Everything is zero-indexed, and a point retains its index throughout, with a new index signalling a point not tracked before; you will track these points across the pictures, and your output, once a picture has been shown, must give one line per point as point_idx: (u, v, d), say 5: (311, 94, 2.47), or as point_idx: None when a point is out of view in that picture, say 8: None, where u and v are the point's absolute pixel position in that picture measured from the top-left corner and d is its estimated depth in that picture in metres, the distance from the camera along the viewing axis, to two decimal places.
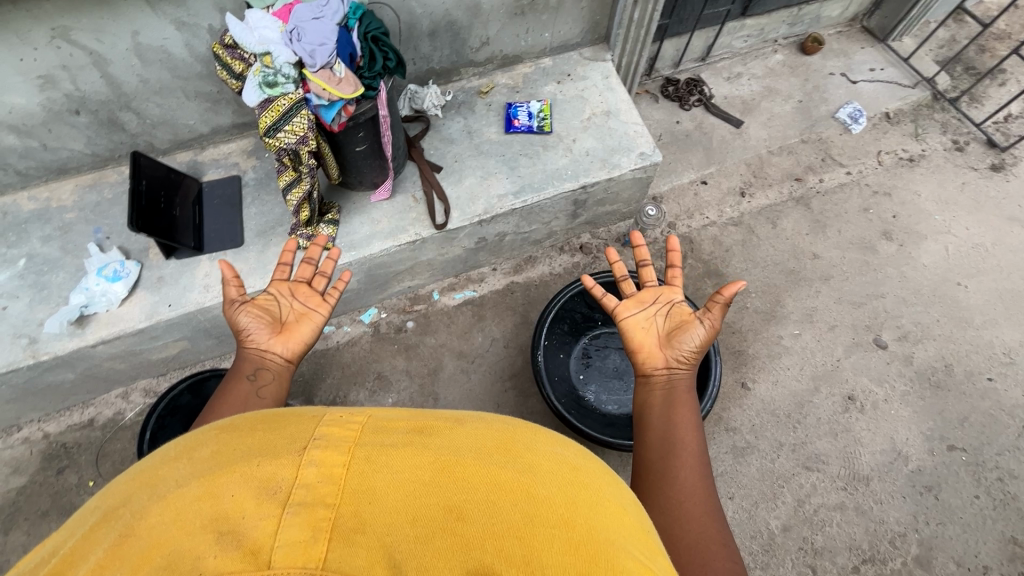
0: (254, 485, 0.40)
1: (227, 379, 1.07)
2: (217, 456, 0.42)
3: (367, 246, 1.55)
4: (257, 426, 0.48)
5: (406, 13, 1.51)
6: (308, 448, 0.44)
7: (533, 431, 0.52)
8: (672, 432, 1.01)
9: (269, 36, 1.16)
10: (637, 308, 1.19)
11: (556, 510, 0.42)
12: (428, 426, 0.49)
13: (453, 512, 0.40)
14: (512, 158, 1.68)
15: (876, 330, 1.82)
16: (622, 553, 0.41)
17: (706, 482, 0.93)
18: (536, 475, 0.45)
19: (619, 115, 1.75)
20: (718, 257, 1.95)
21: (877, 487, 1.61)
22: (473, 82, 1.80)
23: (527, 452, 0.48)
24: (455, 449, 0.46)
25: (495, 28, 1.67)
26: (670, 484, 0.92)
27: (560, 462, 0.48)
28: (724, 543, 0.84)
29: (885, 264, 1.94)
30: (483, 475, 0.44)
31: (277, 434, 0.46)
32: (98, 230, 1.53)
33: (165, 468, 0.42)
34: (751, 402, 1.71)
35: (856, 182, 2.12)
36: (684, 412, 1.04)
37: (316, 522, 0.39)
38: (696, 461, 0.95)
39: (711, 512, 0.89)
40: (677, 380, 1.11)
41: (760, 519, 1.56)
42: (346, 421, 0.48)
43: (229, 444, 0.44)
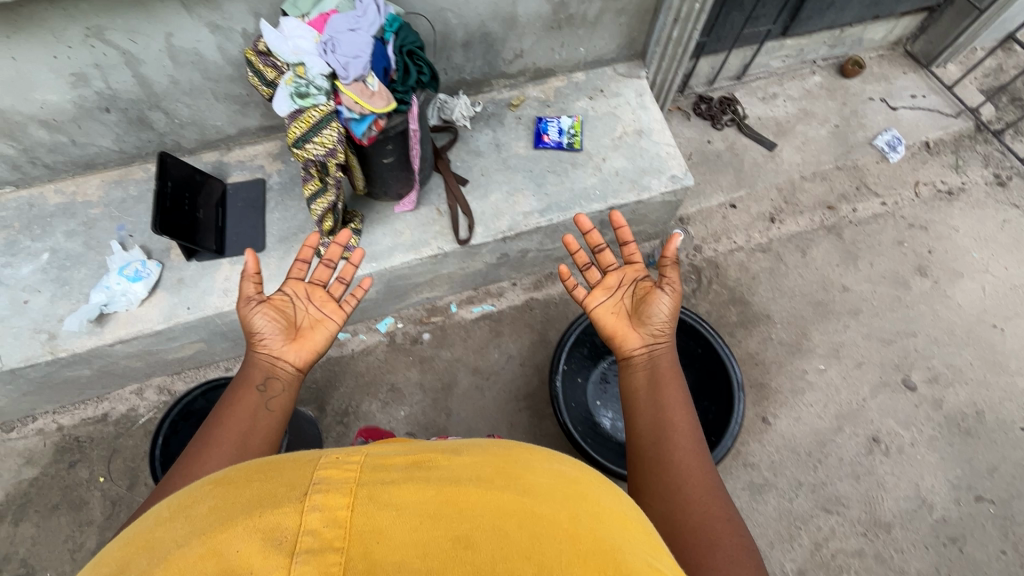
0: (258, 536, 0.39)
1: (233, 386, 1.02)
2: (214, 513, 0.41)
3: (389, 259, 1.53)
4: (250, 478, 0.46)
5: (441, 24, 1.48)
6: (308, 493, 0.42)
7: (526, 456, 0.54)
8: (662, 415, 0.97)
9: (304, 45, 1.15)
10: (605, 295, 1.16)
11: (560, 526, 0.44)
12: (425, 461, 0.50)
13: (461, 541, 0.40)
14: (540, 174, 1.65)
15: (906, 370, 1.76)
16: (625, 554, 0.44)
17: (705, 465, 0.90)
18: (534, 496, 0.47)
19: (652, 135, 1.71)
20: (745, 284, 1.90)
21: (898, 535, 1.56)
22: (505, 93, 1.76)
23: (524, 473, 0.50)
24: (456, 479, 0.47)
25: (531, 41, 1.63)
26: (672, 472, 0.88)
27: (552, 483, 0.50)
28: (733, 522, 0.82)
29: (918, 301, 1.87)
30: (487, 502, 0.45)
31: (274, 483, 0.45)
32: (123, 227, 1.53)
33: (163, 529, 0.41)
34: (772, 438, 1.66)
35: (891, 213, 2.05)
36: (678, 399, 1.01)
37: (327, 567, 0.36)
38: (692, 446, 0.93)
39: (713, 490, 0.86)
40: (659, 357, 1.08)
41: (775, 561, 1.52)
42: (344, 462, 0.47)
43: (227, 498, 0.43)
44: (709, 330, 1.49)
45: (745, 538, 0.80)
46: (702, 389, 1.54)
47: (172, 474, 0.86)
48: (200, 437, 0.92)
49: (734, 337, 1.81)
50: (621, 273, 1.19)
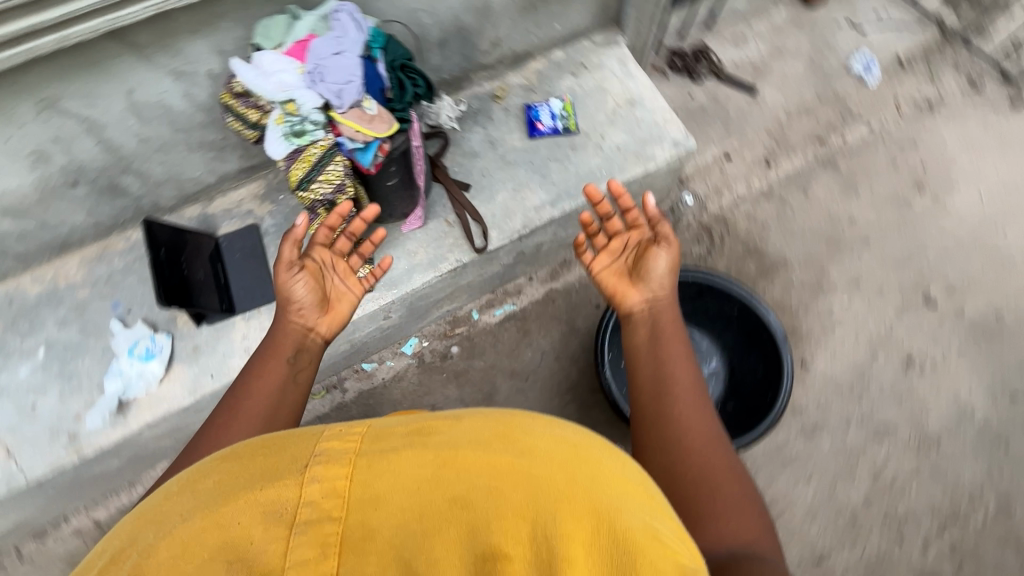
0: (259, 509, 0.49)
1: (263, 352, 0.98)
2: (218, 488, 0.51)
3: (409, 282, 1.48)
4: (257, 452, 0.57)
5: (415, 26, 1.38)
6: (310, 466, 0.52)
7: (530, 420, 0.59)
8: (664, 369, 0.93)
9: (288, 79, 1.05)
10: (609, 259, 1.14)
11: (560, 488, 0.49)
12: (426, 431, 0.58)
13: (456, 501, 0.48)
14: (542, 164, 1.59)
15: (924, 288, 1.81)
16: (621, 515, 0.48)
17: (703, 413, 0.89)
18: (531, 457, 0.52)
19: (644, 102, 1.67)
20: (756, 234, 1.90)
21: (948, 446, 1.62)
22: (487, 86, 1.68)
23: (524, 437, 0.56)
24: (453, 443, 0.54)
25: (507, 27, 1.55)
26: (670, 425, 0.87)
27: (552, 441, 0.55)
28: (734, 470, 0.83)
29: (922, 218, 1.91)
30: (479, 461, 0.52)
31: (280, 457, 0.55)
32: (117, 303, 1.42)
33: (170, 504, 0.51)
34: (813, 380, 1.69)
35: (879, 136, 2.07)
36: (678, 349, 0.97)
37: (323, 539, 0.47)
38: (695, 398, 0.90)
39: (710, 440, 0.85)
40: (664, 310, 1.04)
41: (841, 497, 1.57)
42: (346, 435, 0.57)
43: (232, 473, 0.53)
44: (743, 289, 1.46)
45: (741, 487, 0.82)
46: (746, 349, 1.54)
47: (207, 433, 0.87)
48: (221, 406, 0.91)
49: (758, 288, 1.82)
50: (626, 236, 1.15)
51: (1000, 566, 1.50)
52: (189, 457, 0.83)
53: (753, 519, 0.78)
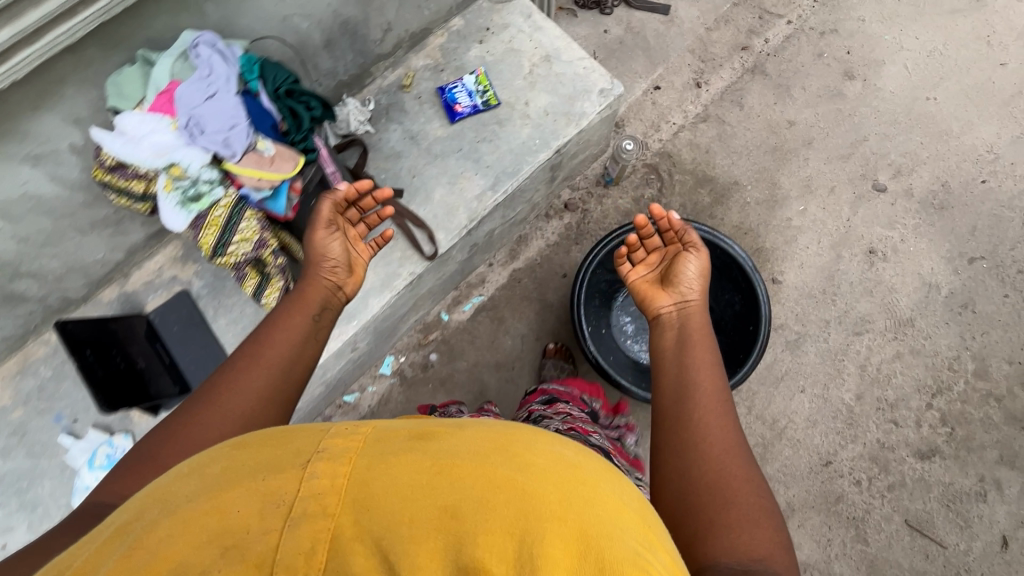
0: (261, 498, 0.44)
1: (290, 298, 0.92)
2: (224, 475, 0.48)
3: (366, 309, 1.39)
4: (266, 441, 0.53)
5: (292, 33, 1.23)
6: (312, 460, 0.47)
7: (531, 436, 0.54)
8: (689, 375, 0.87)
9: (162, 140, 0.92)
10: (647, 271, 1.10)
11: (548, 507, 0.44)
12: (428, 435, 0.52)
13: (447, 511, 0.43)
14: (471, 148, 1.49)
15: (872, 176, 1.81)
16: (615, 544, 0.43)
17: (729, 423, 0.83)
18: (527, 472, 0.47)
19: (560, 55, 1.56)
20: (702, 162, 1.86)
21: (922, 324, 1.67)
22: (392, 77, 1.54)
23: (523, 452, 0.50)
24: (454, 451, 0.49)
25: (395, 7, 1.39)
26: (692, 428, 0.81)
27: (555, 463, 0.50)
28: (751, 483, 0.76)
29: (857, 105, 1.89)
30: (476, 472, 0.46)
31: (285, 448, 0.50)
32: (60, 415, 1.30)
33: (179, 487, 0.48)
34: (787, 293, 1.71)
35: (800, 30, 2.01)
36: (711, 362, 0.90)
37: (317, 534, 0.41)
38: (717, 402, 0.84)
39: (732, 454, 0.79)
40: (699, 317, 0.98)
41: (835, 398, 1.62)
42: (352, 432, 0.50)
43: (238, 461, 0.50)
44: (703, 227, 1.45)
45: (758, 502, 0.75)
46: (719, 286, 1.53)
47: (227, 371, 0.84)
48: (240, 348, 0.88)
49: (716, 217, 1.79)
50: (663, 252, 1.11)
51: (988, 423, 1.58)
52: (213, 399, 0.79)
53: (764, 541, 0.71)
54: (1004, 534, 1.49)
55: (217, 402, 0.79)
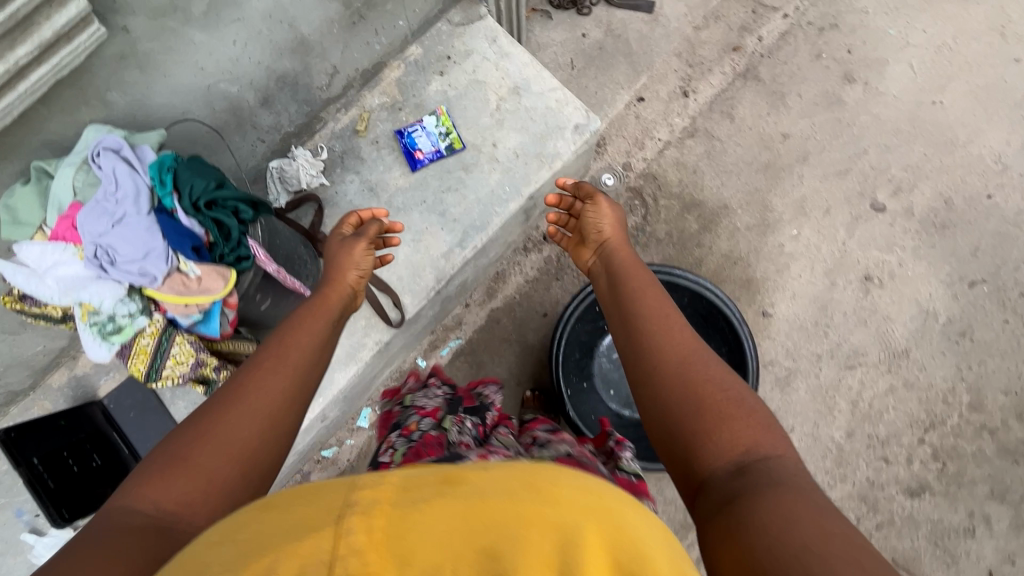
0: (297, 564, 0.36)
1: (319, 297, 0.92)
2: (255, 540, 0.39)
3: (331, 383, 1.31)
4: (285, 496, 0.43)
5: (220, 99, 1.08)
6: (340, 517, 0.38)
7: (555, 465, 0.45)
8: (632, 308, 0.92)
9: (68, 274, 0.81)
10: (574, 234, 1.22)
11: (587, 537, 0.37)
12: (456, 474, 0.43)
13: (487, 561, 0.36)
14: (436, 199, 1.37)
15: (871, 194, 1.70)
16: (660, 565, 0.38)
17: (684, 338, 0.83)
18: (564, 505, 0.39)
19: (530, 86, 1.41)
20: (690, 183, 1.73)
21: (917, 355, 1.61)
22: (345, 119, 1.40)
23: (558, 485, 0.41)
24: (485, 491, 0.40)
25: (340, 48, 1.23)
26: (651, 356, 0.81)
27: (586, 492, 0.42)
28: (720, 384, 0.75)
29: (857, 113, 1.75)
30: (514, 512, 0.38)
31: (306, 504, 0.40)
32: (21, 510, 1.25)
33: (209, 553, 0.39)
34: (778, 327, 1.63)
35: (797, 25, 1.83)
36: (650, 297, 0.93)
37: None
38: (668, 325, 0.86)
39: (691, 365, 0.78)
40: (625, 256, 1.07)
41: (825, 436, 1.57)
42: (371, 478, 0.41)
43: (262, 521, 0.40)
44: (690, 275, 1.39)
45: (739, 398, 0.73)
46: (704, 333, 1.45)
47: (251, 366, 0.75)
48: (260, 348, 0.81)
49: (704, 245, 1.69)
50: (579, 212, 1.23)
51: (980, 456, 1.55)
52: (236, 393, 0.70)
53: (754, 434, 0.68)
54: (990, 569, 1.49)
55: (239, 397, 0.70)
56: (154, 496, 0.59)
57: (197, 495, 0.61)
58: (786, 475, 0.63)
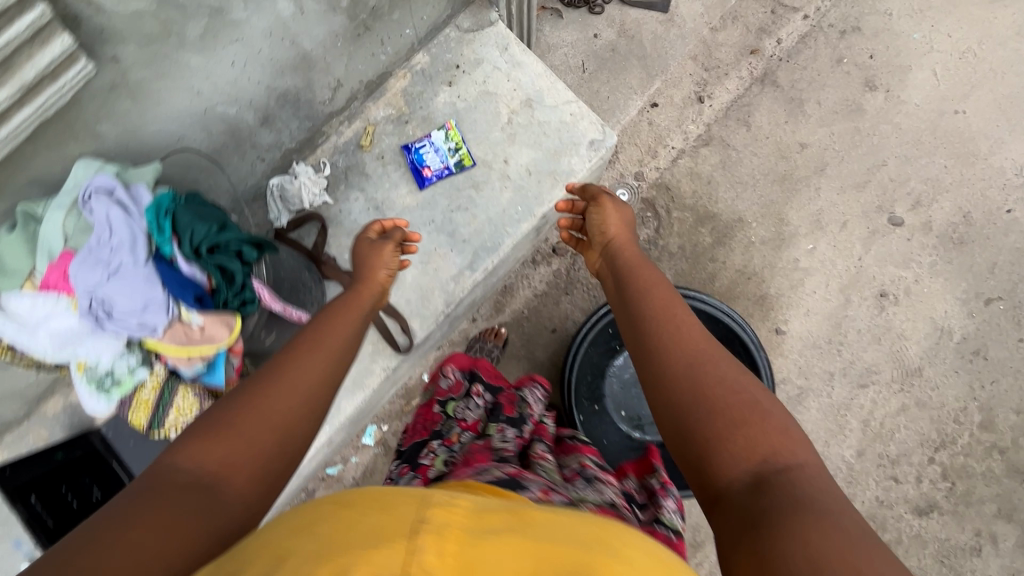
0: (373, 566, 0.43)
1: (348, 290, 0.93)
2: (339, 538, 0.47)
3: (339, 410, 1.27)
4: (369, 504, 0.52)
5: (218, 122, 1.01)
6: (417, 531, 0.47)
7: (622, 527, 0.55)
8: (640, 314, 0.92)
9: (61, 327, 0.76)
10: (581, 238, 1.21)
11: None
12: (529, 516, 0.54)
13: None
14: (445, 219, 1.31)
15: (889, 208, 1.65)
16: None
17: (694, 340, 0.83)
18: (628, 562, 0.48)
19: (544, 99, 1.34)
20: (704, 195, 1.68)
21: (930, 373, 1.59)
22: (349, 132, 1.33)
23: (620, 543, 0.51)
24: (556, 537, 0.50)
25: (344, 62, 1.16)
26: (660, 362, 0.81)
27: (647, 556, 0.51)
28: (733, 388, 0.75)
29: (877, 123, 1.69)
30: (580, 558, 0.47)
31: (387, 514, 0.49)
32: (20, 541, 1.22)
33: (294, 539, 0.47)
34: (791, 344, 1.60)
35: (817, 27, 1.76)
36: (657, 300, 0.93)
37: None
38: (678, 329, 0.86)
39: (702, 369, 0.78)
40: (630, 256, 1.07)
41: (835, 455, 1.56)
42: (451, 505, 0.51)
43: (346, 522, 0.49)
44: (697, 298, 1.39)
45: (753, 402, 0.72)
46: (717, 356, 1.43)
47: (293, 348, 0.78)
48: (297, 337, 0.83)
49: (718, 260, 1.64)
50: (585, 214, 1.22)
51: (989, 476, 1.55)
52: (282, 369, 0.73)
53: (771, 438, 0.68)
54: None
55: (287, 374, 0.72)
56: (200, 455, 0.61)
57: (240, 459, 0.63)
58: (806, 484, 0.63)
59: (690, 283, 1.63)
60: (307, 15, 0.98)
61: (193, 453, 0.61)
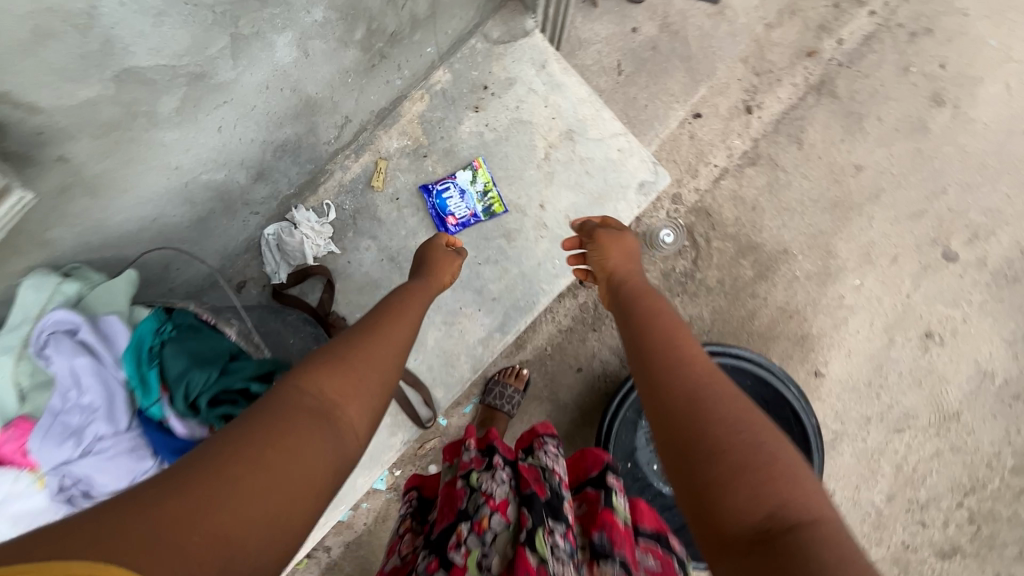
0: None
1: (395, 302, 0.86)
2: None
3: (356, 488, 1.15)
4: None
5: (201, 189, 0.81)
6: None
7: None
8: (641, 333, 0.80)
9: (24, 506, 0.67)
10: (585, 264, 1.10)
11: None
12: None
13: None
14: (472, 273, 1.14)
15: (944, 241, 1.52)
16: None
17: (699, 366, 0.69)
18: None
19: (587, 130, 1.15)
20: (747, 222, 1.52)
21: (968, 418, 1.53)
22: (357, 167, 1.13)
23: None
24: None
25: (354, 98, 0.94)
26: (660, 386, 0.68)
27: None
28: (738, 414, 0.60)
29: (941, 144, 1.53)
30: None
31: None
32: None
33: None
34: (830, 388, 1.52)
35: (885, 27, 1.55)
36: (659, 322, 0.81)
37: None
38: (682, 351, 0.73)
39: (702, 396, 0.63)
40: (633, 283, 0.93)
41: (865, 500, 1.52)
42: None
43: None
44: (736, 351, 1.25)
45: (762, 440, 0.57)
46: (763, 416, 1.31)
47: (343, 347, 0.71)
48: (380, 311, 0.83)
49: (759, 296, 1.51)
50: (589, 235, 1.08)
51: (1015, 521, 1.52)
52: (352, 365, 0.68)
53: (787, 487, 0.53)
54: None
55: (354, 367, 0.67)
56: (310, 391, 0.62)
57: (347, 396, 0.64)
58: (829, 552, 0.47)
59: (727, 321, 1.51)
60: (312, 57, 0.78)
61: (301, 390, 0.61)
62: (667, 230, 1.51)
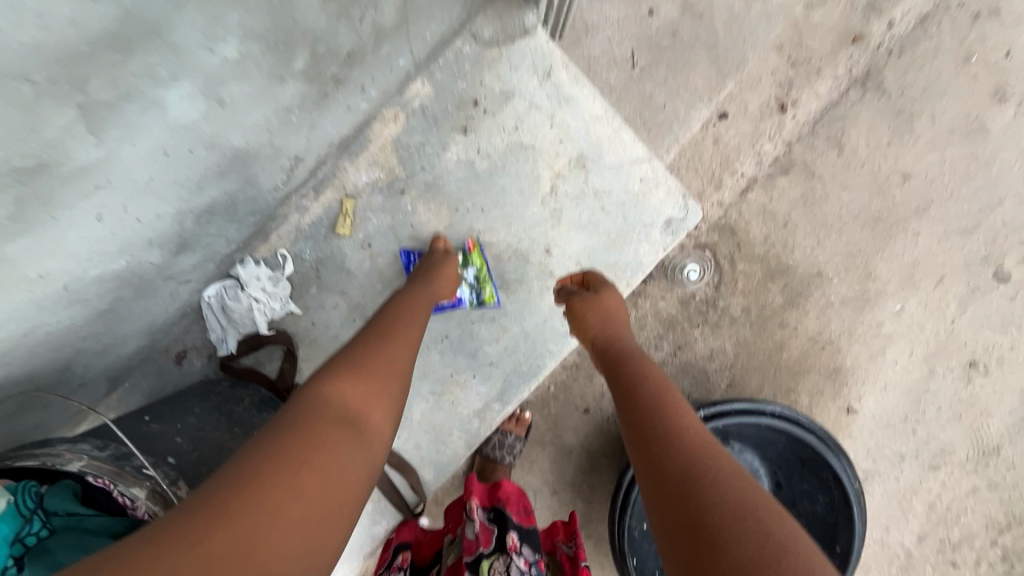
0: None
1: (391, 302, 0.80)
2: None
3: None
4: None
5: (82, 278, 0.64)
6: None
7: None
8: (631, 390, 0.71)
9: None
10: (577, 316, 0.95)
11: None
12: None
13: None
14: (464, 333, 0.99)
15: (997, 259, 1.35)
16: None
17: (696, 437, 0.61)
18: None
19: (602, 156, 0.98)
20: (777, 241, 1.33)
21: (1009, 452, 1.39)
22: (318, 207, 0.95)
23: None
24: None
25: (303, 137, 0.83)
26: (658, 448, 0.60)
27: None
28: (737, 506, 0.50)
29: (1000, 148, 1.32)
30: None
31: None
32: None
33: None
34: (862, 424, 1.37)
35: (943, 7, 1.31)
36: (653, 380, 0.71)
37: None
38: (678, 417, 0.64)
39: (699, 477, 0.54)
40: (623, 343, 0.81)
41: (894, 542, 1.41)
42: None
43: None
44: (770, 408, 1.08)
45: (772, 533, 0.48)
46: (804, 473, 1.15)
47: (338, 360, 0.66)
48: (388, 305, 0.80)
49: (788, 325, 1.34)
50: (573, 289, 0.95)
51: None
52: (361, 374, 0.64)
53: None
54: None
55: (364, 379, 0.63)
56: (332, 399, 0.59)
57: (370, 404, 0.61)
58: None
59: (752, 354, 1.34)
60: (232, 104, 0.67)
61: (321, 400, 0.59)
62: (694, 266, 1.32)
